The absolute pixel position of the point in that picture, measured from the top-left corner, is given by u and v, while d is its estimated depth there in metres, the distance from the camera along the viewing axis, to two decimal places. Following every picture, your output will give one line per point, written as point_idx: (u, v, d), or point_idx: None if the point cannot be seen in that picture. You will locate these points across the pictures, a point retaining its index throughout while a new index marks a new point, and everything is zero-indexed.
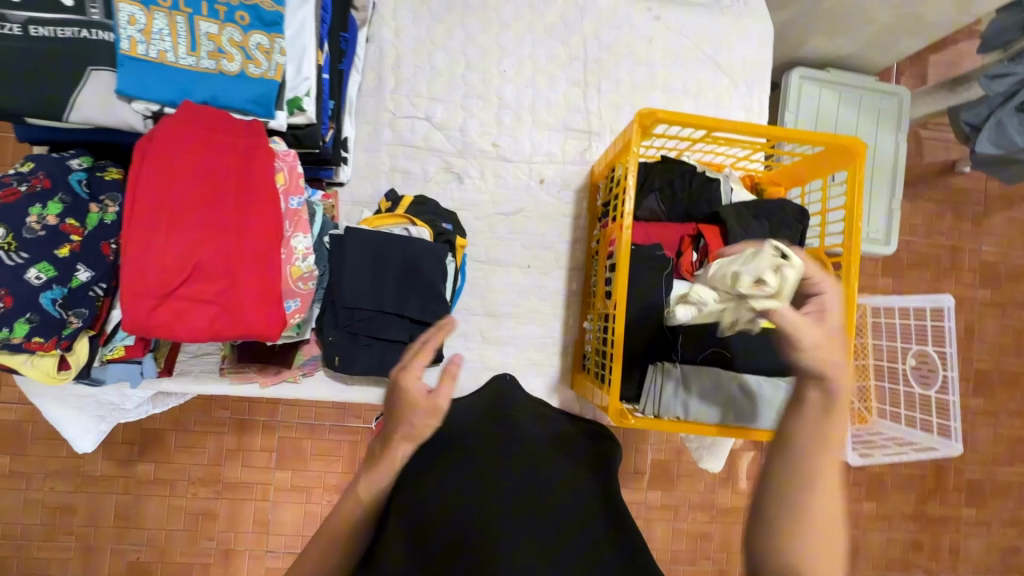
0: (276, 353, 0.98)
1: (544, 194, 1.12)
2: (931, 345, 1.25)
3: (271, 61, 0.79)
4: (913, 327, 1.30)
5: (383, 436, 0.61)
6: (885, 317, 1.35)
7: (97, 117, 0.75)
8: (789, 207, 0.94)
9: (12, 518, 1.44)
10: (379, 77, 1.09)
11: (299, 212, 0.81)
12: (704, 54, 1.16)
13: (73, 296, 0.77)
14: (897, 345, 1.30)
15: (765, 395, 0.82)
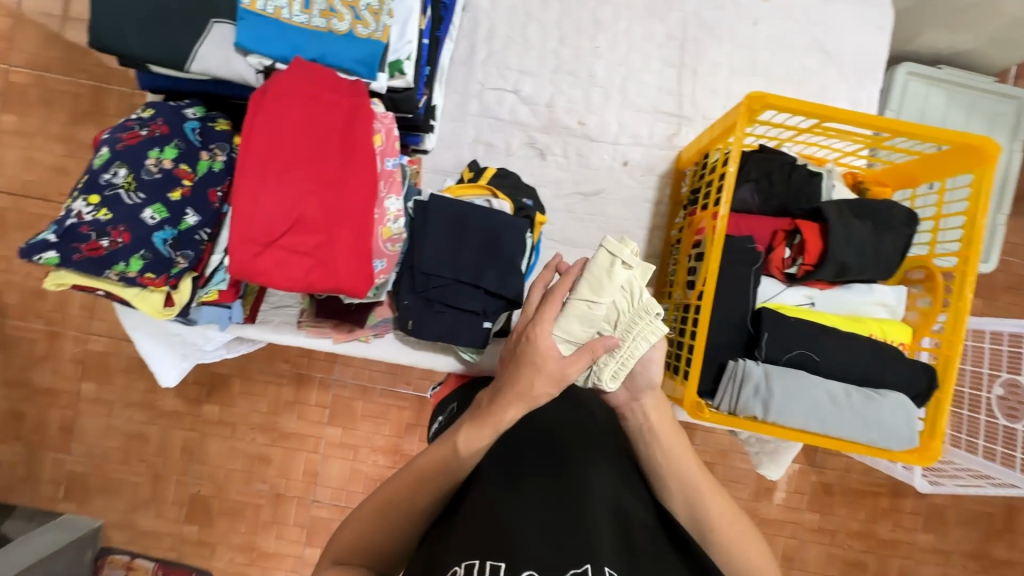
0: (352, 312, 1.02)
1: (626, 178, 1.09)
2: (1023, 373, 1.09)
3: (379, 22, 0.80)
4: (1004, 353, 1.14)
5: (494, 395, 0.65)
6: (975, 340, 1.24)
7: (216, 68, 0.79)
8: (897, 209, 0.87)
9: (94, 439, 1.57)
10: (471, 47, 1.09)
11: (393, 173, 0.83)
12: (813, 40, 1.09)
13: (181, 238, 0.81)
14: (982, 372, 1.16)
15: (854, 405, 0.79)
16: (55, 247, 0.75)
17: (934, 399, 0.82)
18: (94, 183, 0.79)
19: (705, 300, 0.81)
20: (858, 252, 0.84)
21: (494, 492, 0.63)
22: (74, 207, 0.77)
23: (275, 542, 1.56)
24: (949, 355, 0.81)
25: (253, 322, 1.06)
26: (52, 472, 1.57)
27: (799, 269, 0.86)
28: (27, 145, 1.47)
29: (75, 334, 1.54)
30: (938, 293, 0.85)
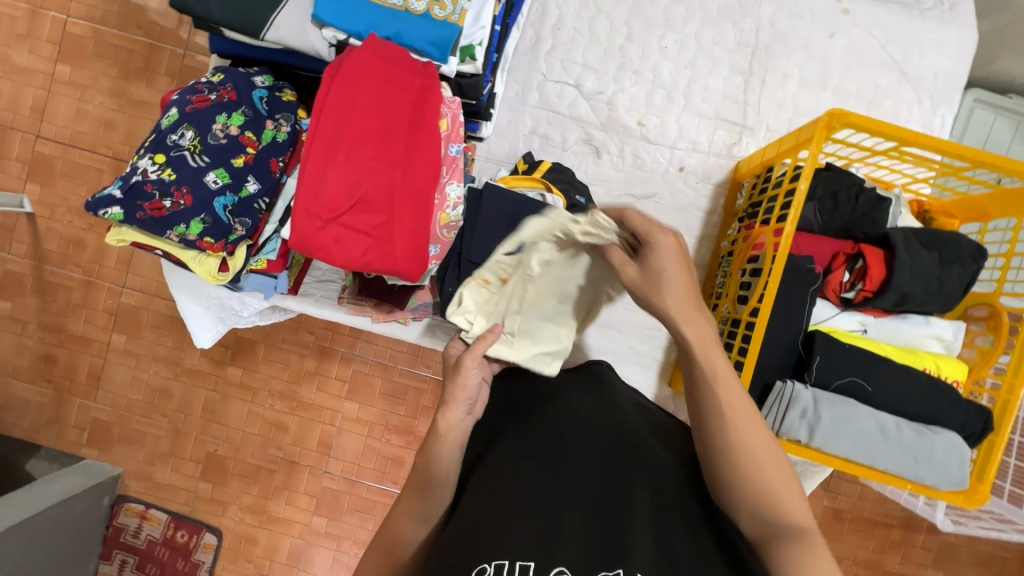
0: (391, 295, 1.02)
1: (680, 183, 1.07)
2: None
3: (456, 5, 0.79)
4: None
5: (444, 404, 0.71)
6: None
7: (290, 39, 0.78)
8: (965, 243, 0.84)
9: (120, 390, 1.61)
10: (537, 36, 1.07)
11: (456, 159, 0.82)
12: (890, 59, 1.05)
13: (240, 205, 0.82)
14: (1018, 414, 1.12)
15: (906, 438, 0.77)
16: (121, 203, 0.76)
17: (987, 441, 0.80)
18: (160, 142, 0.78)
19: (761, 317, 0.79)
20: (921, 283, 0.82)
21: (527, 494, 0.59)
22: (140, 164, 0.77)
23: (285, 508, 1.59)
24: (1008, 399, 0.79)
25: (295, 293, 1.08)
26: (77, 418, 1.62)
27: (857, 294, 0.84)
28: (80, 97, 1.50)
29: (110, 286, 1.57)
30: (1002, 333, 0.82)
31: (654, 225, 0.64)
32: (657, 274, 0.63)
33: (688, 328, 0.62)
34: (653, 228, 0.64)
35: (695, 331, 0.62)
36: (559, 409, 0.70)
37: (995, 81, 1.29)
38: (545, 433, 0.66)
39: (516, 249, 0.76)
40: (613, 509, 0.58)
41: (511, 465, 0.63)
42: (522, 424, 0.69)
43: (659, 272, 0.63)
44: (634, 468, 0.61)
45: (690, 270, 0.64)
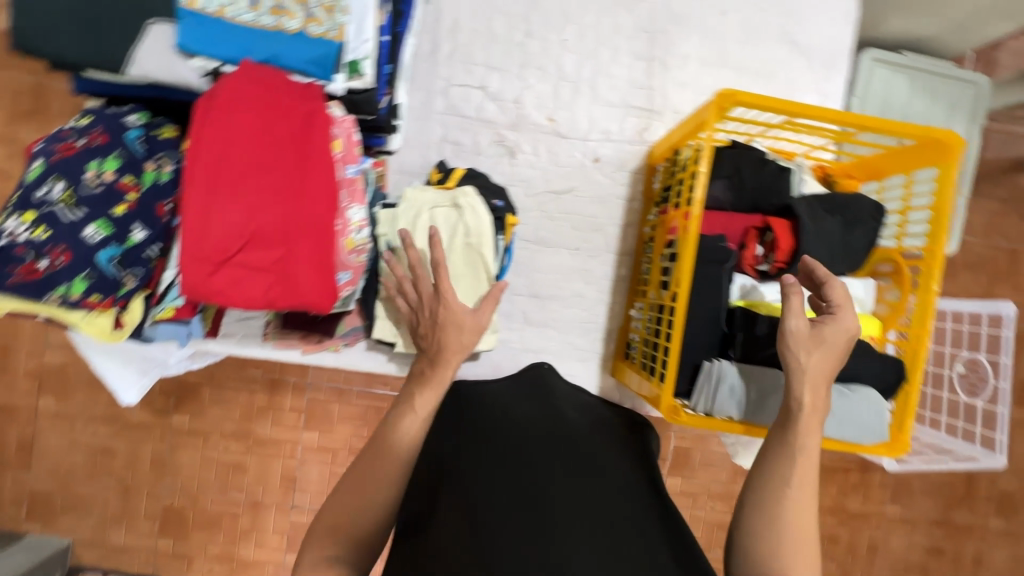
0: (319, 323, 0.98)
1: (598, 174, 1.07)
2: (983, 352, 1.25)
3: (333, 20, 0.76)
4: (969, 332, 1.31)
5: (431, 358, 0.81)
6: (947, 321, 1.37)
7: (156, 72, 0.73)
8: (864, 202, 0.88)
9: (56, 457, 1.50)
10: (435, 41, 1.04)
11: (355, 181, 0.79)
12: (781, 31, 1.08)
13: (128, 256, 0.76)
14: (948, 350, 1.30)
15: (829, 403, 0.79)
16: None
17: (902, 390, 0.83)
18: (27, 200, 0.72)
19: (681, 303, 0.79)
20: (827, 247, 0.85)
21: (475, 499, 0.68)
22: (7, 226, 0.71)
23: (254, 551, 1.53)
24: (916, 348, 0.82)
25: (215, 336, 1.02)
26: (14, 492, 1.50)
27: (770, 266, 0.87)
28: None
29: (29, 348, 1.47)
30: (905, 284, 0.86)
31: (845, 300, 0.73)
32: (821, 339, 0.70)
33: (806, 394, 0.69)
34: (842, 302, 0.73)
35: (812, 397, 0.69)
36: (506, 436, 0.76)
37: (887, 40, 1.34)
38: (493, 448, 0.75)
39: (388, 253, 0.93)
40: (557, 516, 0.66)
41: (457, 493, 0.70)
42: (474, 449, 0.76)
43: (823, 338, 0.70)
44: (578, 477, 0.71)
45: (843, 359, 0.71)
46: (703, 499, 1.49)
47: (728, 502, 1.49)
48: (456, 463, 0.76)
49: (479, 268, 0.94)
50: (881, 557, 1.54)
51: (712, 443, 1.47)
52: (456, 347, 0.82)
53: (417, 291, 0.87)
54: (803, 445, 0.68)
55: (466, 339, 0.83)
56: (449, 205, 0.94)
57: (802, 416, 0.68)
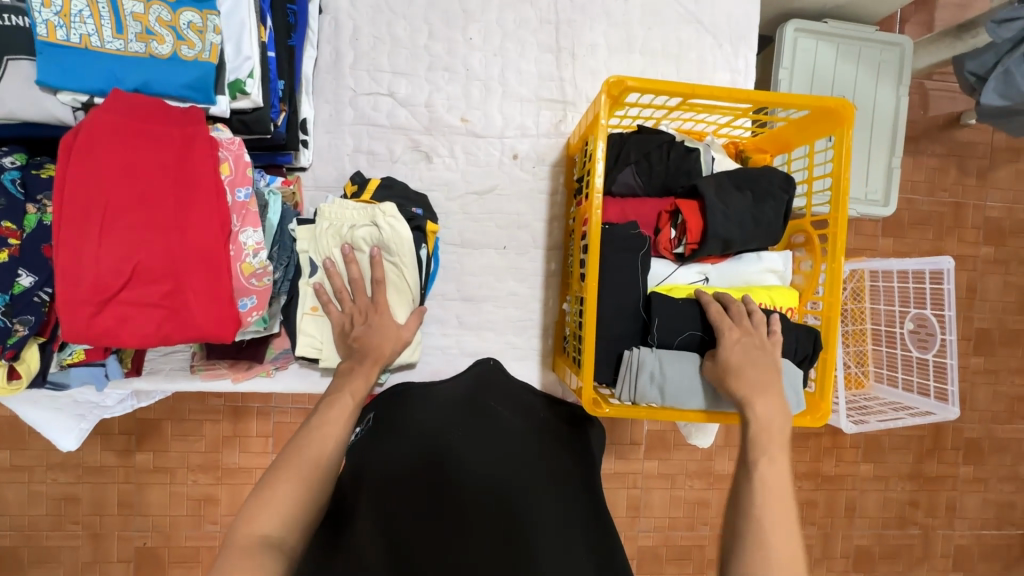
0: (244, 349, 0.97)
1: (518, 171, 1.06)
2: (930, 309, 1.27)
3: (205, 41, 0.73)
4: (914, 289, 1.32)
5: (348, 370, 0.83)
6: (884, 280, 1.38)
7: (18, 108, 0.70)
8: (774, 176, 0.88)
9: (18, 510, 1.46)
10: (336, 51, 1.02)
11: (247, 205, 0.76)
12: (685, 11, 1.08)
13: (16, 303, 0.73)
14: (896, 309, 1.33)
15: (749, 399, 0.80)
16: None
17: (821, 359, 0.84)
18: None
19: (590, 293, 0.80)
20: (738, 224, 0.85)
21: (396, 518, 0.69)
22: None
23: None
24: (830, 316, 0.83)
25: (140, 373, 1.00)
26: None
27: (685, 248, 0.87)
28: None
29: None
30: (817, 253, 0.87)
31: (723, 318, 0.78)
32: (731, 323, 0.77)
33: (758, 406, 0.71)
34: (723, 322, 0.77)
35: (742, 376, 0.73)
36: (438, 445, 0.76)
37: (803, 10, 1.35)
38: (422, 460, 0.74)
39: (312, 270, 0.92)
40: (489, 533, 0.68)
41: (387, 507, 0.70)
42: (407, 457, 0.76)
43: (729, 365, 0.74)
44: (501, 485, 0.73)
45: (760, 338, 0.76)
46: (681, 479, 1.49)
47: (705, 479, 1.51)
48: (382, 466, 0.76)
49: (403, 286, 0.92)
50: (860, 517, 1.56)
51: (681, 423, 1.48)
52: (379, 355, 0.85)
53: (346, 302, 0.88)
54: (761, 466, 0.67)
55: (390, 345, 0.87)
56: (369, 223, 0.91)
57: (761, 436, 0.70)
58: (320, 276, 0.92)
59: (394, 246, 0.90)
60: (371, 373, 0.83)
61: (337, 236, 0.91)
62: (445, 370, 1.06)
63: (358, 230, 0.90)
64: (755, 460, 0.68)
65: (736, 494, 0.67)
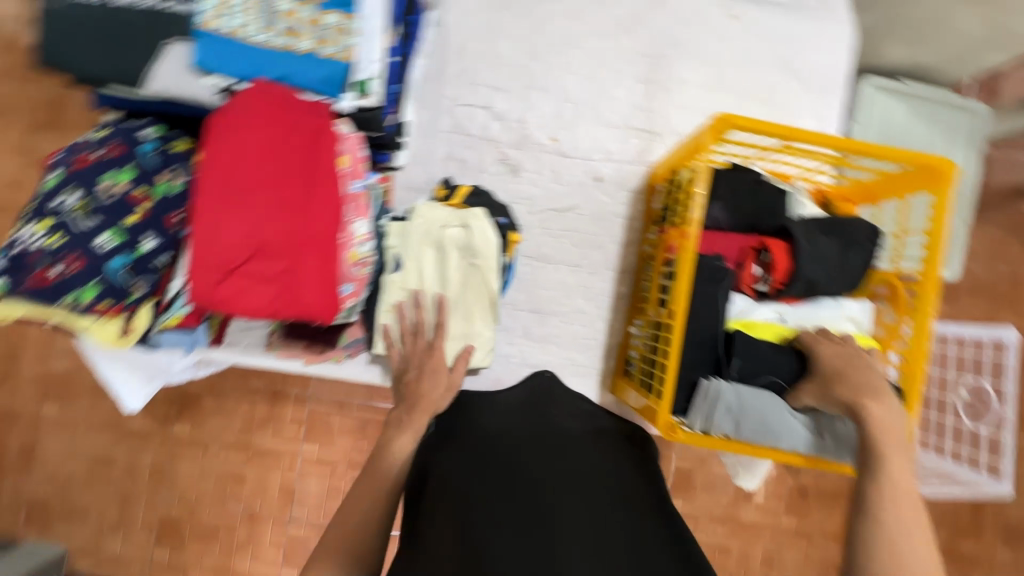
0: (322, 334, 1.01)
1: (599, 193, 1.09)
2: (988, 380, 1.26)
3: (343, 42, 0.79)
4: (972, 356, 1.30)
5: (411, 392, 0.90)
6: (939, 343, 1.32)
7: (175, 88, 0.78)
8: (862, 226, 0.88)
9: (57, 462, 1.51)
10: (442, 63, 1.08)
11: (360, 196, 0.81)
12: (778, 58, 1.11)
13: (138, 264, 0.78)
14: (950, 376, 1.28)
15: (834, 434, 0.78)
16: (6, 275, 0.73)
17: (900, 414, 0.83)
18: (43, 208, 0.76)
19: (677, 320, 0.81)
20: (825, 269, 0.86)
21: (465, 511, 0.68)
22: (25, 233, 0.75)
23: (251, 563, 1.52)
24: (912, 370, 0.82)
25: (219, 344, 1.03)
26: (13, 498, 1.51)
27: (770, 285, 0.88)
28: None
29: (36, 353, 1.49)
30: (901, 307, 0.87)
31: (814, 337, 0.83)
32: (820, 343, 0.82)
33: (873, 408, 0.71)
34: (816, 340, 0.83)
35: (847, 382, 0.74)
36: (488, 453, 0.76)
37: (885, 68, 1.37)
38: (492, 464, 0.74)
39: (396, 266, 0.95)
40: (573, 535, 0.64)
41: (443, 506, 0.70)
42: (461, 461, 0.76)
43: (829, 374, 0.77)
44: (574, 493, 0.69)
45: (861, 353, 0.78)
46: (704, 521, 1.47)
47: (728, 526, 1.47)
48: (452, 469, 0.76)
49: (485, 291, 0.96)
50: None
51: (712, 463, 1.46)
52: (430, 402, 0.89)
53: (410, 343, 0.94)
54: (885, 467, 0.66)
55: (437, 391, 0.91)
56: (459, 226, 0.94)
57: (881, 436, 0.69)
58: (403, 273, 0.95)
59: (483, 248, 0.93)
60: (423, 421, 0.88)
61: (428, 234, 0.94)
62: (507, 379, 1.08)
63: (449, 230, 0.94)
64: (878, 458, 0.67)
65: (863, 497, 0.65)
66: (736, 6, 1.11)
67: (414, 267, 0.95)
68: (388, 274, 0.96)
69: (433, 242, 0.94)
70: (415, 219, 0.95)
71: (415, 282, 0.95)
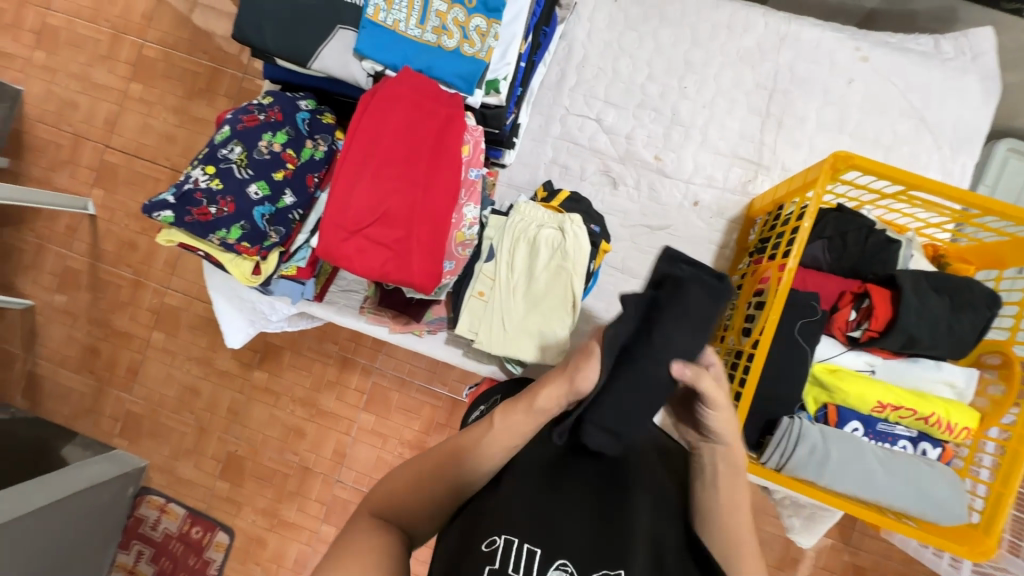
0: (411, 307, 1.05)
1: (695, 218, 1.10)
2: None
3: (484, 43, 0.86)
4: None
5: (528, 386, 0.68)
6: None
7: (334, 68, 0.87)
8: (979, 289, 0.83)
9: (155, 385, 1.70)
10: (562, 73, 1.14)
11: (474, 183, 0.88)
12: (909, 107, 1.07)
13: (276, 215, 0.89)
14: None
15: (937, 496, 0.77)
16: (172, 208, 0.86)
17: (996, 493, 0.78)
18: (212, 156, 0.88)
19: (760, 351, 0.81)
20: (930, 326, 0.82)
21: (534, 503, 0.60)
22: (193, 174, 0.87)
23: (295, 513, 1.63)
24: (1018, 451, 0.77)
25: (320, 300, 1.13)
26: (113, 408, 1.71)
27: (862, 333, 0.85)
28: (147, 112, 1.65)
29: (155, 286, 1.69)
30: (1014, 383, 0.82)
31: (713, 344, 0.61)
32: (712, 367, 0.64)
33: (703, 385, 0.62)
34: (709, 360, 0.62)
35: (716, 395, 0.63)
36: (562, 464, 0.64)
37: None
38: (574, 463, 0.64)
39: (489, 256, 1.01)
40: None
41: (510, 491, 0.61)
42: (540, 461, 0.65)
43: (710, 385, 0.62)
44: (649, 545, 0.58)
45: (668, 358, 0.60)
46: None
47: None
48: (526, 459, 0.66)
49: (567, 297, 0.97)
50: None
51: (762, 519, 1.39)
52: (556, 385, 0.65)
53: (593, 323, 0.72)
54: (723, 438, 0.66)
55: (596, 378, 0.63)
56: (555, 228, 0.98)
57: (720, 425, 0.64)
58: (495, 263, 1.00)
59: (576, 250, 0.96)
60: (542, 399, 0.65)
61: (525, 230, 0.99)
62: None
63: (547, 229, 0.98)
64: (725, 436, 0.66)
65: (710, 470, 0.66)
66: (868, 49, 1.08)
67: (505, 258, 1.00)
68: (481, 261, 1.01)
69: (529, 237, 0.99)
70: (516, 216, 1.00)
71: (502, 273, 1.00)
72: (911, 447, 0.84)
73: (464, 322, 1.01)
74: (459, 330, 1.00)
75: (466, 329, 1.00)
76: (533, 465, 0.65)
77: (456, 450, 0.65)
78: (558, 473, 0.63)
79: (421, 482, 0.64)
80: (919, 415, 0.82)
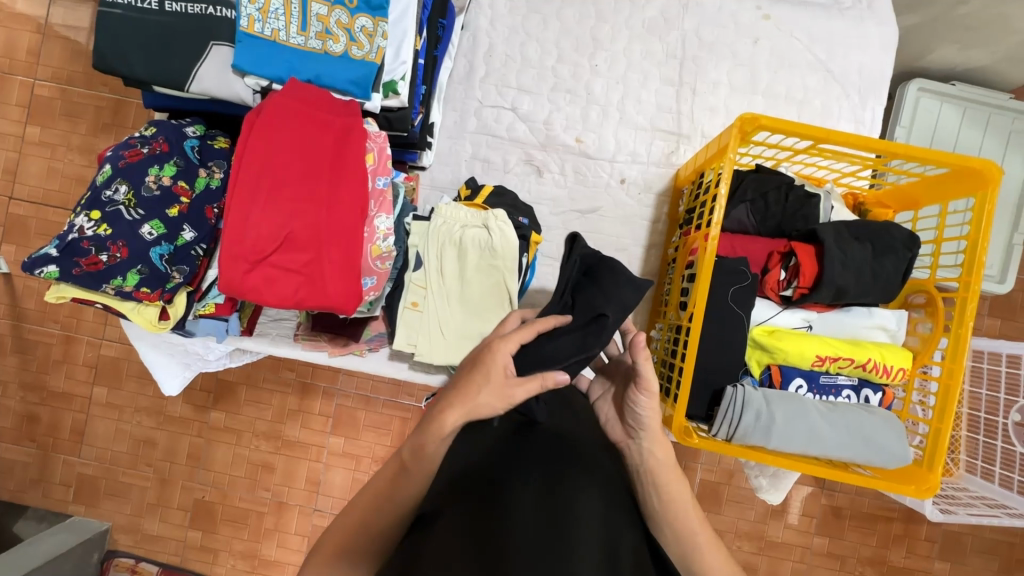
0: (346, 327, 1.00)
1: (624, 195, 1.09)
2: (1003, 393, 1.13)
3: (373, 44, 0.81)
4: (984, 372, 1.18)
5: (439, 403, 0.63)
6: (973, 362, 1.22)
7: (214, 89, 0.81)
8: (897, 232, 0.85)
9: (104, 443, 1.59)
10: (470, 65, 1.10)
11: (384, 192, 0.84)
12: (815, 60, 1.08)
13: (177, 253, 0.83)
14: (967, 392, 1.18)
15: (879, 440, 0.79)
16: (57, 261, 0.78)
17: (934, 428, 0.80)
18: (96, 200, 0.80)
19: (695, 325, 0.80)
20: (855, 275, 0.82)
21: (470, 514, 0.56)
22: (77, 222, 0.79)
23: (277, 551, 1.56)
24: (950, 384, 0.80)
25: (250, 334, 1.06)
26: (63, 475, 1.59)
27: (794, 291, 0.85)
28: (49, 156, 1.52)
29: (88, 339, 1.57)
30: (939, 318, 0.84)
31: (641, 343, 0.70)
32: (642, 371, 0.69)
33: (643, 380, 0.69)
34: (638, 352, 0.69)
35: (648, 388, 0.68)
36: (500, 477, 0.60)
37: (937, 70, 1.28)
38: (520, 460, 0.62)
39: (417, 264, 0.97)
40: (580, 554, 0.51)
41: (450, 512, 0.58)
42: (480, 474, 0.62)
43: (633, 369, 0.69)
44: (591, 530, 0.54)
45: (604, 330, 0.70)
46: (728, 538, 1.40)
47: (756, 543, 1.41)
48: (470, 474, 0.63)
49: (502, 294, 0.95)
50: None
51: (739, 479, 1.40)
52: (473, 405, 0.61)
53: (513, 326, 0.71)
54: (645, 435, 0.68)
55: (486, 400, 0.61)
56: (480, 226, 0.95)
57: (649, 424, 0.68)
58: (423, 271, 0.96)
59: (506, 244, 0.93)
60: (450, 418, 0.61)
61: (451, 232, 0.95)
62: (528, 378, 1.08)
63: (474, 228, 0.95)
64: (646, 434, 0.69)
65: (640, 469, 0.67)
66: (769, 7, 1.08)
67: (435, 262, 0.96)
68: (410, 270, 0.97)
69: (455, 238, 0.95)
70: (439, 217, 0.96)
71: (433, 281, 0.96)
72: (855, 396, 0.86)
73: (399, 336, 0.96)
74: (396, 345, 0.96)
75: (403, 344, 0.96)
76: (467, 486, 0.61)
77: (387, 500, 0.63)
78: (495, 488, 0.59)
79: (363, 525, 0.64)
80: (856, 363, 0.83)
